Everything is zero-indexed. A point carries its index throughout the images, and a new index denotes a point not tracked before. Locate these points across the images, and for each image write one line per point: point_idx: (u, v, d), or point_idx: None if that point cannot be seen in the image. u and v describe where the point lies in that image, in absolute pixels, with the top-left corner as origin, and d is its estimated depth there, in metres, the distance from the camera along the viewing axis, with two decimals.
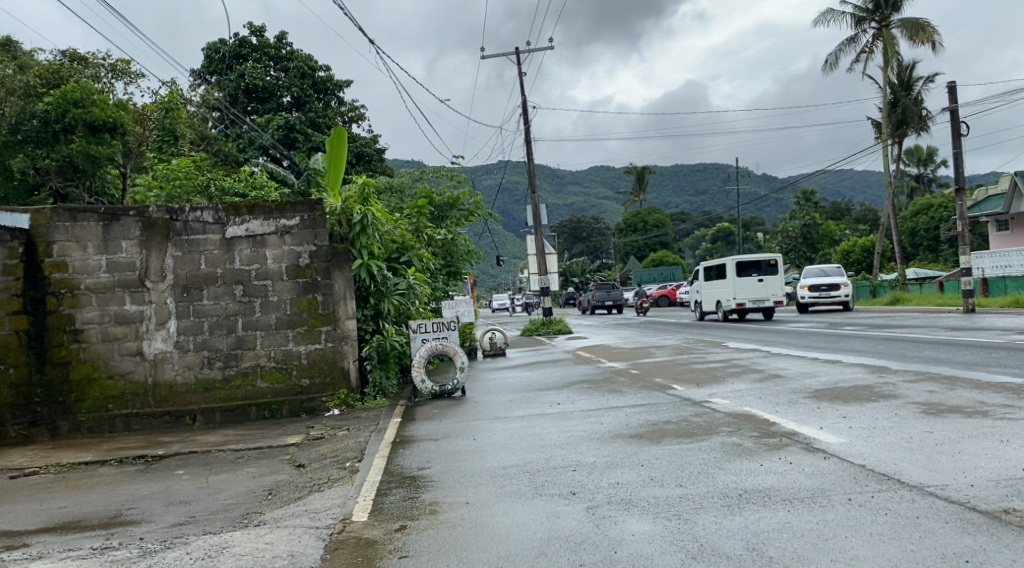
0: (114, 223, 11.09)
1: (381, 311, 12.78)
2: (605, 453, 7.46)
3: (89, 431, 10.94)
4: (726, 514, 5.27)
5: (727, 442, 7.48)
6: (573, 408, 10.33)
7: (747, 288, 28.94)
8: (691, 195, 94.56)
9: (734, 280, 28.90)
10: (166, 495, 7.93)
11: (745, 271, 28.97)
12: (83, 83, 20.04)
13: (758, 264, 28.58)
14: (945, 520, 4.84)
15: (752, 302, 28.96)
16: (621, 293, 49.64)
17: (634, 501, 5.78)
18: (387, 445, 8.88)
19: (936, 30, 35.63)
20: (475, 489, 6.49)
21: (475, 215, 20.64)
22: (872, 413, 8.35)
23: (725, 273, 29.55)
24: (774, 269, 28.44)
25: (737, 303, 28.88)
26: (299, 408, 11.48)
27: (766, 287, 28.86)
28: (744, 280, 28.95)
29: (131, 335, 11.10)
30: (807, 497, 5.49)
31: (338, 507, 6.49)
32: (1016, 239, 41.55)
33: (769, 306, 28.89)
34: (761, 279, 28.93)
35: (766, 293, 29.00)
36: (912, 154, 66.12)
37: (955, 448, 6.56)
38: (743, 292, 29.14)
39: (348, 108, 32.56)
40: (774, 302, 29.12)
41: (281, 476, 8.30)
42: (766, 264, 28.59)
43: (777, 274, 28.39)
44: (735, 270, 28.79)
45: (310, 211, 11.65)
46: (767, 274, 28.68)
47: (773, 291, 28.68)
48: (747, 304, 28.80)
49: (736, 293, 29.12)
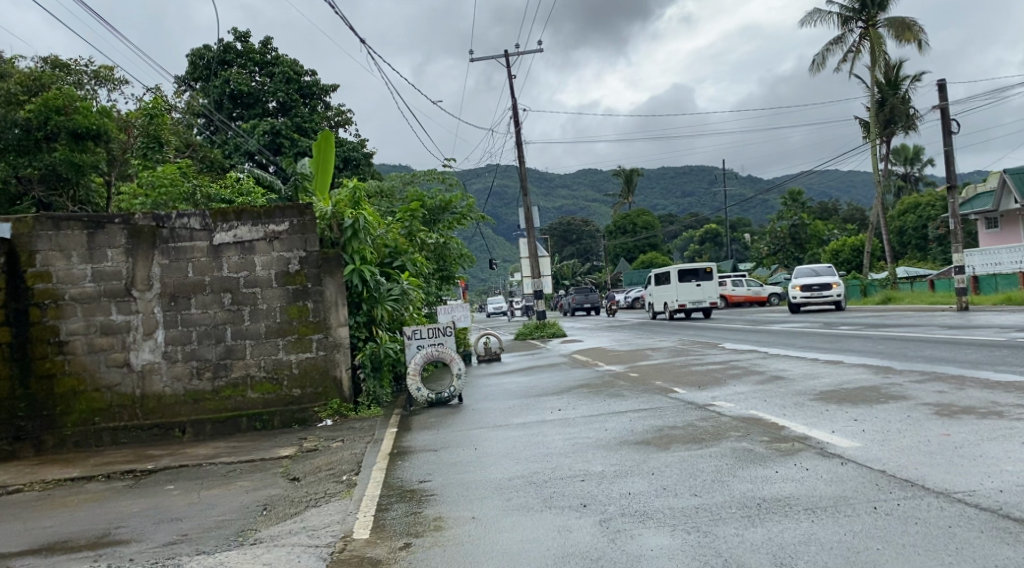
0: (99, 231, 10.77)
1: (374, 318, 12.50)
2: (613, 461, 7.21)
3: (76, 445, 10.60)
4: (747, 526, 5.03)
5: (738, 448, 7.25)
6: (574, 414, 10.09)
7: (688, 291, 34.25)
8: (679, 197, 94.60)
9: (677, 284, 34.34)
10: (156, 512, 7.63)
11: (686, 277, 34.42)
12: (65, 90, 19.69)
13: (696, 270, 34.09)
14: (980, 529, 4.61)
15: (690, 303, 34.32)
16: (598, 297, 49.83)
17: (649, 512, 5.53)
18: (384, 456, 8.61)
19: (923, 28, 35.66)
20: (481, 503, 6.22)
21: (467, 219, 20.37)
22: (885, 415, 8.12)
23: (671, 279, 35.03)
24: (709, 274, 33.89)
25: (679, 303, 34.23)
26: (291, 419, 11.18)
27: (703, 291, 34.37)
28: (685, 284, 34.36)
29: (118, 346, 10.79)
30: (831, 506, 5.24)
31: (338, 524, 6.21)
32: (1005, 236, 41.61)
33: (707, 306, 34.39)
34: (699, 284, 34.42)
35: (705, 295, 34.46)
36: (899, 154, 66.26)
37: (976, 451, 6.33)
38: (685, 296, 34.57)
39: (334, 113, 32.26)
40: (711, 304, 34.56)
41: (275, 490, 8.01)
42: (703, 271, 34.07)
43: (712, 279, 33.88)
44: (677, 275, 34.24)
45: (299, 215, 11.33)
46: (703, 279, 34.18)
47: (708, 294, 34.18)
48: (687, 304, 34.26)
49: (678, 295, 34.49)
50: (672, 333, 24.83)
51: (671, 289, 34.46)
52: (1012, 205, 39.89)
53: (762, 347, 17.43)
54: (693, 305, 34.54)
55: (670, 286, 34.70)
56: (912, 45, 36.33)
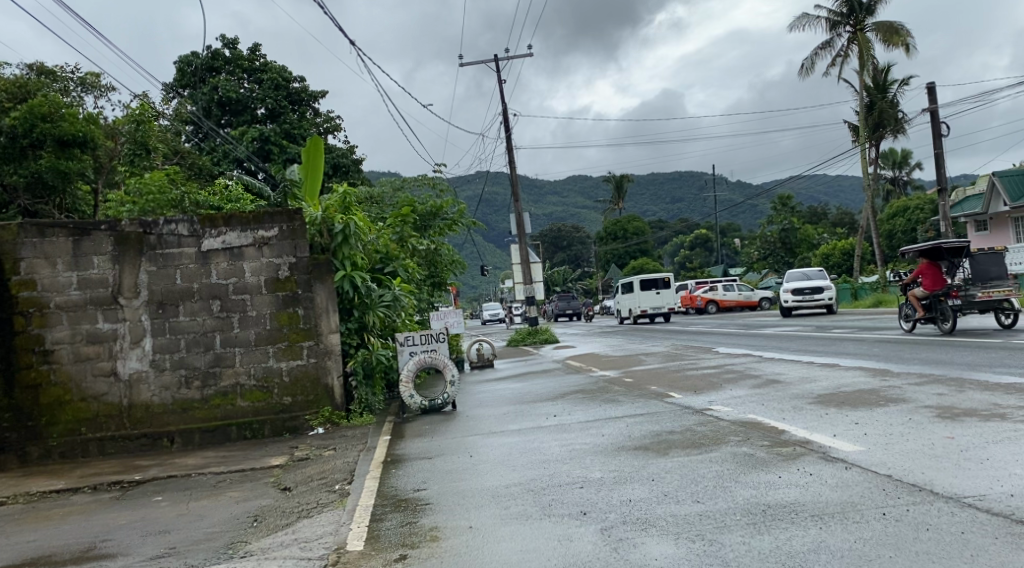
0: (85, 238, 10.57)
1: (366, 324, 12.32)
2: (612, 467, 7.06)
3: (62, 456, 10.38)
4: (754, 534, 4.88)
5: (738, 453, 7.11)
6: (570, 420, 9.94)
7: (649, 298, 37.69)
8: (668, 203, 94.76)
9: (639, 293, 37.74)
10: (144, 524, 7.44)
11: (647, 286, 37.94)
12: (50, 97, 19.45)
13: (656, 280, 37.51)
14: (994, 535, 4.50)
15: (652, 309, 37.69)
16: (581, 304, 49.89)
17: (651, 520, 5.38)
18: (378, 464, 8.44)
19: (910, 32, 35.73)
20: (478, 512, 6.05)
21: (458, 224, 20.22)
22: (886, 419, 7.99)
23: (634, 288, 38.45)
24: (667, 283, 37.31)
25: (641, 309, 37.56)
26: (282, 427, 10.99)
27: (663, 298, 37.82)
28: (646, 292, 37.78)
29: (104, 355, 10.58)
30: (837, 512, 5.11)
31: (330, 535, 6.04)
32: (993, 238, 41.71)
33: (666, 312, 37.81)
34: (659, 292, 37.87)
35: (664, 302, 37.91)
36: (887, 158, 66.43)
37: (983, 454, 6.21)
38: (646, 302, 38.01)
39: (323, 119, 32.06)
40: (670, 310, 38.00)
41: (266, 500, 7.83)
42: (662, 281, 37.53)
43: (670, 288, 37.29)
44: (639, 285, 37.66)
45: (289, 221, 11.17)
46: (663, 288, 37.64)
47: (667, 301, 37.62)
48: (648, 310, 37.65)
49: (640, 302, 37.87)
50: (665, 337, 24.69)
51: (634, 297, 37.94)
52: (1001, 208, 39.98)
53: (756, 350, 17.31)
54: (654, 311, 38.11)
55: (633, 294, 38.07)
56: (900, 49, 36.41)
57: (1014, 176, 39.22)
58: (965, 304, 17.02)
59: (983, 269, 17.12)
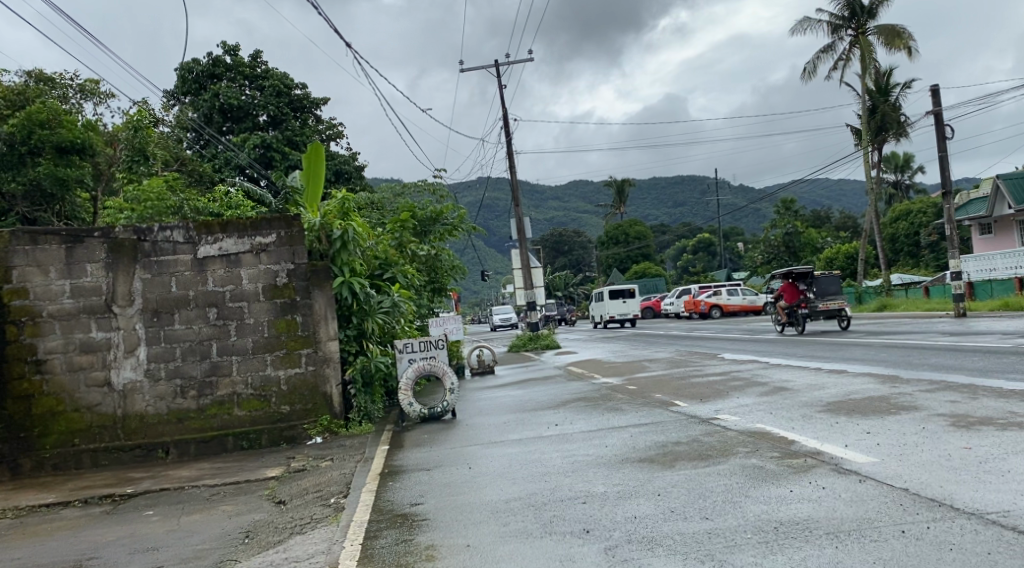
0: (78, 245, 10.35)
1: (365, 331, 12.10)
2: (616, 481, 6.81)
3: (55, 468, 10.15)
4: (765, 554, 4.63)
5: (747, 465, 6.87)
6: (573, 429, 9.71)
7: (616, 305, 41.71)
8: (670, 207, 94.56)
9: (608, 300, 41.70)
10: (134, 540, 7.20)
11: (616, 295, 41.98)
12: (49, 104, 19.23)
13: (623, 290, 41.53)
14: (1021, 557, 4.24)
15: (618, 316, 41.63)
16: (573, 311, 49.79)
17: (658, 539, 5.13)
18: (375, 477, 8.21)
19: (912, 35, 35.48)
20: (477, 529, 5.81)
21: (459, 230, 19.97)
22: (899, 428, 7.73)
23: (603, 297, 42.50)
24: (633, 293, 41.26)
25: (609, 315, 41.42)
26: (279, 437, 10.77)
27: (629, 306, 41.81)
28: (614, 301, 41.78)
29: (98, 364, 10.35)
30: (853, 530, 4.85)
31: (323, 554, 5.79)
32: (999, 241, 41.42)
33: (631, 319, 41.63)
34: (625, 300, 41.85)
35: (630, 310, 41.81)
36: (890, 161, 66.10)
37: (1003, 466, 5.96)
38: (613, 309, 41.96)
39: (325, 126, 31.93)
40: (635, 317, 41.89)
41: (261, 514, 7.59)
42: (628, 291, 41.59)
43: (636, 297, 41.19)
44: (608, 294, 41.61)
45: (287, 227, 10.94)
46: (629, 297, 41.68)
47: (632, 309, 41.60)
48: (615, 317, 41.53)
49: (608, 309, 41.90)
50: (667, 343, 24.40)
51: (602, 305, 41.91)
52: (1006, 211, 39.65)
53: (761, 356, 17.05)
54: (621, 317, 41.88)
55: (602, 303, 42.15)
56: (902, 52, 36.17)
57: (1018, 180, 38.94)
58: (814, 311, 23.32)
59: (825, 287, 23.64)
